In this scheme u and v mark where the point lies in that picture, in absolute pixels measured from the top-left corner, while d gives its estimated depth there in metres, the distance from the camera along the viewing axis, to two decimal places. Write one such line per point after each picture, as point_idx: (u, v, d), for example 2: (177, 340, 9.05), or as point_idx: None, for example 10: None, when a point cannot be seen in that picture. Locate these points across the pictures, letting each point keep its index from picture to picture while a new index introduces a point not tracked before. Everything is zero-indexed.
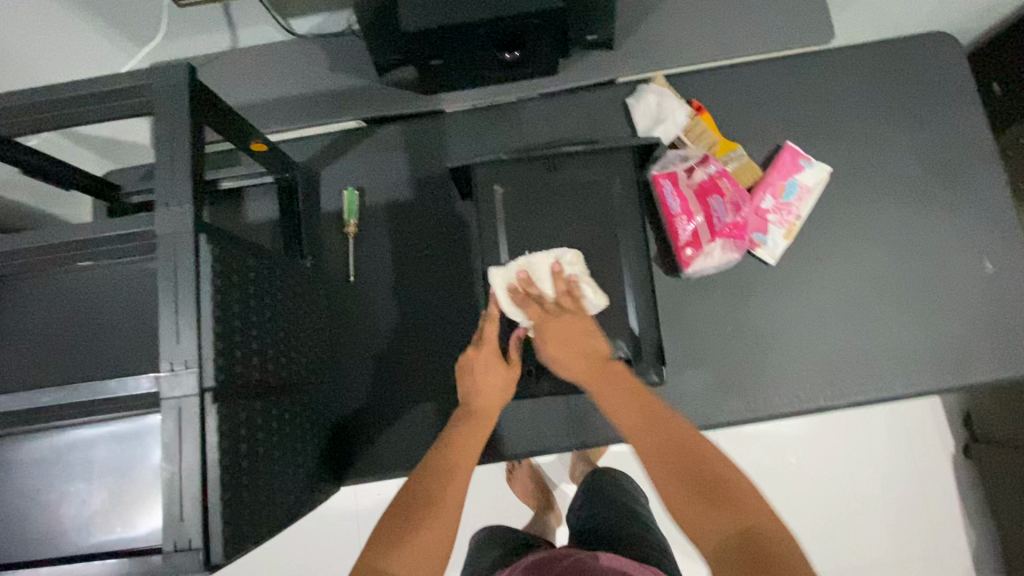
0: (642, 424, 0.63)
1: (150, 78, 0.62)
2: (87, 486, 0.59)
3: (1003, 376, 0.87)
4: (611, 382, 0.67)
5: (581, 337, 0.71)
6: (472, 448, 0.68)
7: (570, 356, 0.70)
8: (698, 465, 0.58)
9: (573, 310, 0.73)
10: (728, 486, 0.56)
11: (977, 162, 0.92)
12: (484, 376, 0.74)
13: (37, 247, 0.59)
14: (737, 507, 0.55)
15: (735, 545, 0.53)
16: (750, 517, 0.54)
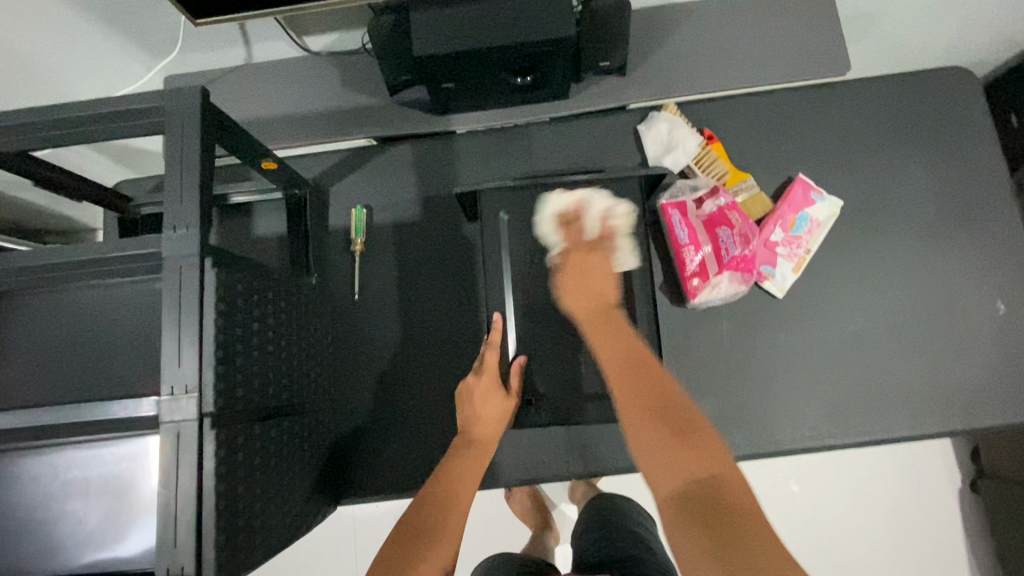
0: (620, 356, 0.61)
1: (164, 99, 0.62)
2: (82, 506, 0.59)
3: (1013, 420, 0.85)
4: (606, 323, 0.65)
5: (598, 271, 0.71)
6: (470, 476, 0.70)
7: (575, 287, 0.70)
8: (671, 406, 0.54)
9: (604, 251, 0.75)
10: (697, 429, 0.52)
11: (992, 200, 0.91)
12: (483, 402, 0.76)
13: (45, 266, 0.59)
14: (697, 449, 0.50)
15: (692, 486, 0.48)
16: (710, 462, 0.49)
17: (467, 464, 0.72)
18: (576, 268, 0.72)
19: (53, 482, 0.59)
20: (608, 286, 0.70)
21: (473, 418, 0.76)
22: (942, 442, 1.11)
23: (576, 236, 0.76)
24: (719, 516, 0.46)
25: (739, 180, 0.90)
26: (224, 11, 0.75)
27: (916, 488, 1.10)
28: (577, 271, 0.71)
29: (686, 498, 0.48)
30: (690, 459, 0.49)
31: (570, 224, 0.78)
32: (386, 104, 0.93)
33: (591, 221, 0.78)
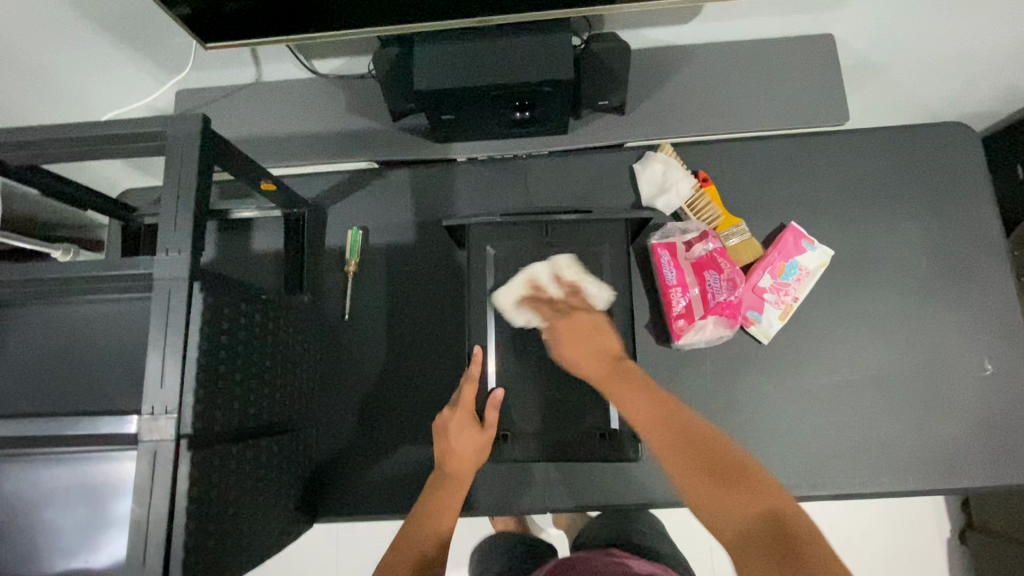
0: (654, 416, 0.63)
1: (165, 125, 0.64)
2: (57, 517, 0.60)
3: (997, 483, 0.84)
4: (626, 379, 0.68)
5: (589, 335, 0.74)
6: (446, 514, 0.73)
7: (587, 355, 0.73)
8: (711, 450, 0.58)
9: (581, 309, 0.78)
10: (745, 470, 0.56)
11: (987, 258, 0.90)
12: (457, 436, 0.78)
13: (42, 281, 0.62)
14: (752, 491, 0.54)
15: (759, 527, 0.52)
16: (767, 500, 0.53)
17: (442, 501, 0.74)
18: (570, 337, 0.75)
19: (32, 492, 0.61)
20: (608, 344, 0.74)
21: (451, 452, 0.77)
22: (934, 496, 1.14)
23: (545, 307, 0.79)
24: (792, 548, 0.50)
25: (733, 225, 0.91)
26: (233, 36, 0.76)
27: (898, 537, 1.13)
28: (577, 341, 0.74)
29: (751, 538, 0.52)
30: (746, 502, 0.54)
31: (531, 298, 0.80)
32: (387, 129, 0.95)
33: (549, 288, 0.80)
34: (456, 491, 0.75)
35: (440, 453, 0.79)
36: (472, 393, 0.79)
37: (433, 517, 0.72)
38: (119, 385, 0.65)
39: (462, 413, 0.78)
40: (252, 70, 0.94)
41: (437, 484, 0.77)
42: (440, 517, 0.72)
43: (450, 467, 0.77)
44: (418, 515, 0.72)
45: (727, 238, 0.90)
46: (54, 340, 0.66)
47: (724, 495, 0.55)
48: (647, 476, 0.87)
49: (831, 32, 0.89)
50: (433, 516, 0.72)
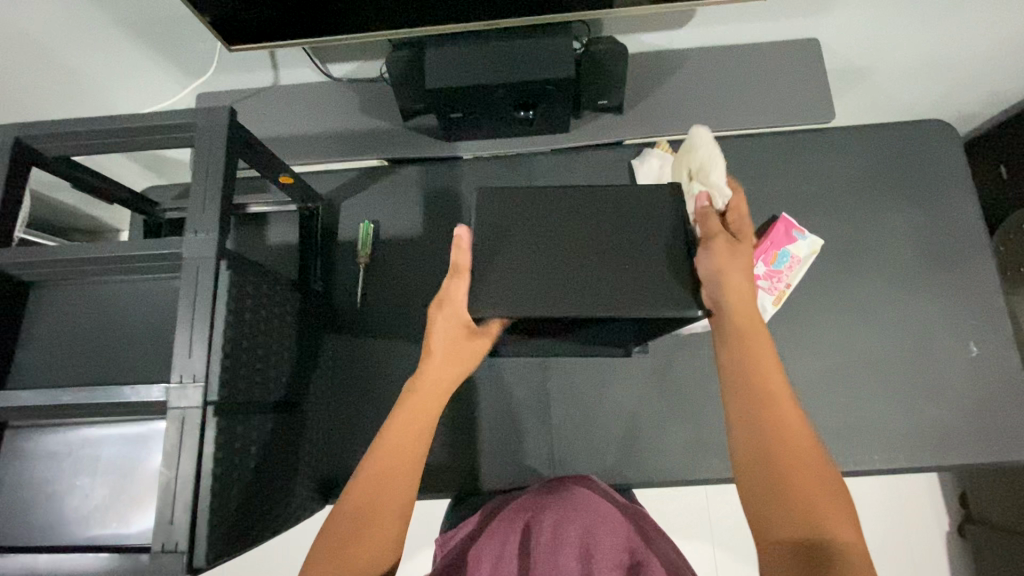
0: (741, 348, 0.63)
1: (196, 117, 0.68)
2: (91, 482, 0.64)
3: (985, 461, 0.87)
4: (754, 337, 0.63)
5: (748, 285, 0.65)
6: (411, 438, 0.64)
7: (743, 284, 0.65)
8: (776, 412, 0.58)
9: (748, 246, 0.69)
10: (799, 450, 0.55)
11: (970, 247, 0.95)
12: (445, 335, 0.69)
13: (82, 260, 0.66)
14: (802, 465, 0.54)
15: (787, 491, 0.53)
16: (819, 479, 0.54)
17: (411, 422, 0.65)
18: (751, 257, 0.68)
19: (69, 459, 0.65)
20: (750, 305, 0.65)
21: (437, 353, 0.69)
22: (926, 486, 1.18)
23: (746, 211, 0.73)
24: (808, 505, 0.52)
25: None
26: (256, 39, 0.82)
27: (894, 525, 1.17)
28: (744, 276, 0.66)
29: (780, 480, 0.54)
30: (793, 467, 0.54)
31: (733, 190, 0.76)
32: (398, 129, 1.00)
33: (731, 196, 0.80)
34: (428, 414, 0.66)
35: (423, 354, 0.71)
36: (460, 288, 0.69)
37: (396, 448, 0.63)
38: (149, 359, 0.68)
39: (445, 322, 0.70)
40: (270, 73, 0.99)
41: (412, 401, 0.66)
42: (399, 454, 0.63)
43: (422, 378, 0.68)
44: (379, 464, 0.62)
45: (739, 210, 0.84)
46: (87, 319, 0.70)
47: (775, 449, 0.56)
48: (648, 455, 0.90)
49: (817, 36, 0.95)
50: (401, 455, 0.63)
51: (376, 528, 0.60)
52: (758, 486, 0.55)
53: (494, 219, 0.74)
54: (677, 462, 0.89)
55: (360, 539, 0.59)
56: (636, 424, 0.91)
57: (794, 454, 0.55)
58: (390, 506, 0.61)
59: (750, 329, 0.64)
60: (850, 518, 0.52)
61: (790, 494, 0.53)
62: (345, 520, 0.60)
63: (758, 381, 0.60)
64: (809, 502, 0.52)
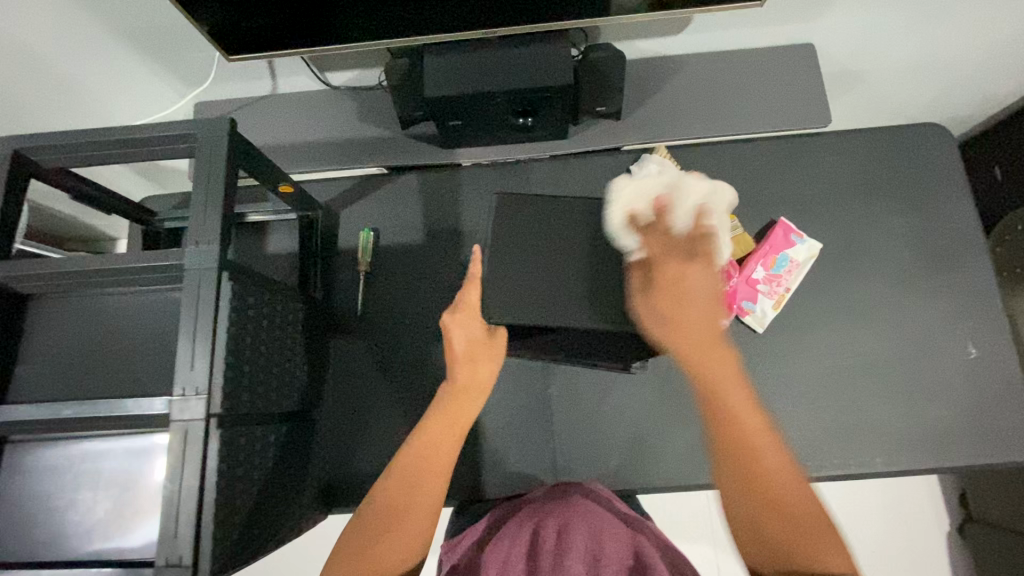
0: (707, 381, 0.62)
1: (195, 127, 0.68)
2: (93, 496, 0.64)
3: (985, 461, 0.88)
4: (714, 367, 0.63)
5: (688, 317, 0.66)
6: (442, 442, 0.71)
7: (676, 322, 0.66)
8: (748, 450, 0.58)
9: (676, 279, 0.68)
10: (774, 486, 0.56)
11: (968, 248, 0.96)
12: (467, 340, 0.78)
13: (82, 272, 0.66)
14: (778, 503, 0.56)
15: (770, 528, 0.56)
16: (794, 513, 0.55)
17: (439, 429, 0.72)
18: (678, 293, 0.67)
19: (70, 473, 0.65)
20: (693, 337, 0.65)
21: (462, 359, 0.77)
22: (928, 485, 1.19)
23: (662, 244, 0.70)
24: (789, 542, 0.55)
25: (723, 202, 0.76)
26: (255, 49, 0.82)
27: (896, 525, 1.17)
28: (681, 309, 0.66)
29: (759, 519, 0.56)
30: (770, 504, 0.56)
31: (649, 229, 0.71)
32: (397, 136, 1.00)
33: (682, 211, 0.72)
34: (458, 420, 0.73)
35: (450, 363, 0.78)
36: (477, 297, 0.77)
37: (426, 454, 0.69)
38: (150, 371, 0.68)
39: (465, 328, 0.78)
40: (268, 81, 0.99)
41: (445, 406, 0.74)
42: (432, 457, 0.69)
43: (459, 378, 0.77)
44: (401, 472, 0.67)
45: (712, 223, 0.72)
46: (87, 331, 0.70)
47: (749, 488, 0.57)
48: (650, 459, 0.90)
49: (813, 41, 0.96)
50: (432, 457, 0.69)
51: (398, 531, 0.64)
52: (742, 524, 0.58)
53: (504, 234, 0.76)
54: (680, 466, 0.90)
55: (382, 543, 0.63)
56: (639, 428, 0.91)
57: (770, 490, 0.56)
58: (414, 509, 0.66)
59: (701, 357, 0.64)
60: (839, 540, 0.55)
61: (773, 533, 0.56)
62: (361, 525, 0.65)
63: (728, 414, 0.59)
64: (787, 539, 0.55)
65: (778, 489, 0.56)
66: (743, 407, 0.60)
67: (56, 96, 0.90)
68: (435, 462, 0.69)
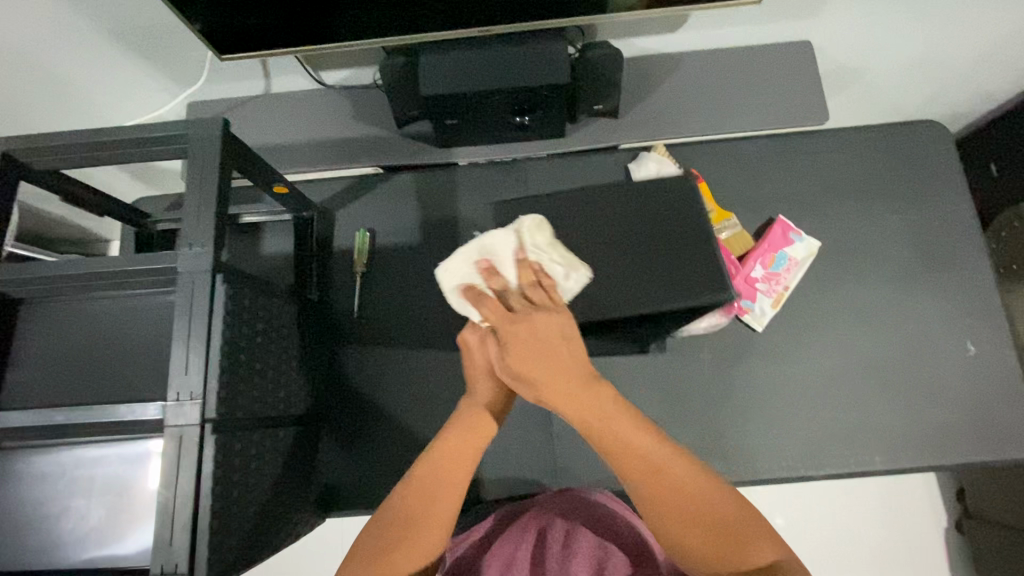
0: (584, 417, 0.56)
1: (187, 128, 0.67)
2: (86, 503, 0.63)
3: (984, 459, 0.88)
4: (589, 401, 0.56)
5: (547, 367, 0.57)
6: (463, 459, 0.65)
7: (540, 375, 0.57)
8: (640, 464, 0.54)
9: (527, 326, 0.59)
10: (678, 489, 0.53)
11: (966, 245, 0.95)
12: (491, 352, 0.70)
13: (73, 276, 0.65)
14: (689, 506, 0.52)
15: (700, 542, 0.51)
16: (710, 513, 0.52)
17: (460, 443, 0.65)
18: (536, 348, 0.58)
19: (62, 480, 0.63)
20: (563, 387, 0.56)
21: (485, 372, 0.70)
22: (926, 482, 1.19)
23: (497, 309, 0.60)
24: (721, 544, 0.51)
25: (540, 233, 0.67)
26: (248, 48, 0.81)
27: (896, 522, 1.17)
28: (536, 365, 0.57)
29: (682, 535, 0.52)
30: (684, 512, 0.52)
31: (477, 297, 0.63)
32: (392, 136, 0.99)
33: (508, 266, 0.64)
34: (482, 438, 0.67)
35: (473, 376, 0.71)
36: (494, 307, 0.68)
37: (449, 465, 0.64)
38: (144, 376, 0.67)
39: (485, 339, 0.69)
40: (262, 81, 0.98)
41: (468, 419, 0.67)
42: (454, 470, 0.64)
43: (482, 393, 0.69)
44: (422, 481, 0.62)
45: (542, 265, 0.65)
46: (79, 335, 0.69)
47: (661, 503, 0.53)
48: None
49: (810, 39, 0.96)
50: (452, 470, 0.63)
51: (414, 541, 0.59)
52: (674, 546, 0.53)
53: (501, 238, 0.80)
54: None
55: (395, 552, 0.58)
56: None
57: (676, 499, 0.53)
58: (431, 518, 0.61)
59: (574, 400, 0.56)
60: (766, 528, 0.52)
61: (699, 542, 0.51)
62: (377, 529, 0.61)
63: (611, 433, 0.56)
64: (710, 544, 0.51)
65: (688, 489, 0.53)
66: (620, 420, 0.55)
67: (45, 97, 0.88)
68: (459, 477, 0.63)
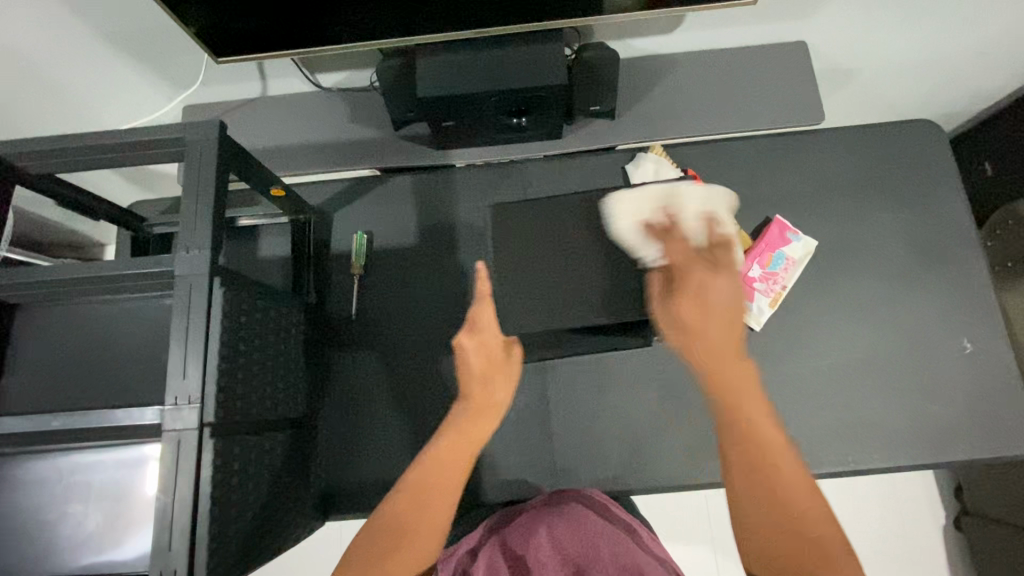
0: (732, 392, 0.67)
1: (184, 131, 0.67)
2: (84, 509, 0.63)
3: (982, 456, 0.88)
4: (738, 390, 0.67)
5: (712, 316, 0.72)
6: (453, 462, 0.70)
7: (705, 324, 0.71)
8: (762, 459, 0.62)
9: (712, 268, 0.74)
10: (790, 495, 0.61)
11: (962, 243, 0.96)
12: (486, 357, 0.79)
13: (69, 280, 0.64)
14: (796, 511, 0.60)
15: (780, 538, 0.60)
16: (805, 522, 0.60)
17: (449, 446, 0.71)
18: (699, 299, 0.73)
19: (58, 486, 0.63)
20: (735, 337, 0.71)
21: (478, 376, 0.77)
22: (925, 479, 1.20)
23: (683, 251, 0.75)
24: (802, 552, 0.59)
25: (726, 216, 0.80)
26: (244, 51, 0.80)
27: (895, 521, 1.18)
28: (705, 314, 0.73)
29: (768, 527, 0.61)
30: (787, 511, 0.61)
31: (671, 238, 0.77)
32: (390, 138, 0.99)
33: (693, 224, 0.78)
34: (471, 441, 0.72)
35: (465, 379, 0.78)
36: (487, 314, 0.80)
37: (439, 469, 0.69)
38: (142, 380, 0.67)
39: (480, 345, 0.80)
40: (258, 83, 0.98)
41: (460, 423, 0.73)
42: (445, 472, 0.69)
43: (473, 395, 0.76)
44: (415, 486, 0.68)
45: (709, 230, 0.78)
46: (76, 340, 0.68)
47: (763, 496, 0.62)
48: (650, 460, 0.89)
49: (806, 39, 0.96)
50: (441, 473, 0.69)
51: (410, 542, 0.65)
52: (756, 532, 0.62)
53: (502, 243, 0.84)
54: (680, 466, 0.89)
55: (398, 552, 0.64)
56: (637, 429, 0.90)
57: (787, 502, 0.61)
58: (426, 521, 0.66)
59: (711, 353, 0.70)
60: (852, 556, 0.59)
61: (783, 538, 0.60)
62: (376, 532, 0.65)
63: (749, 424, 0.64)
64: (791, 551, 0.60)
65: (792, 488, 0.61)
66: (752, 407, 0.66)
67: (39, 99, 0.88)
68: (448, 479, 0.69)
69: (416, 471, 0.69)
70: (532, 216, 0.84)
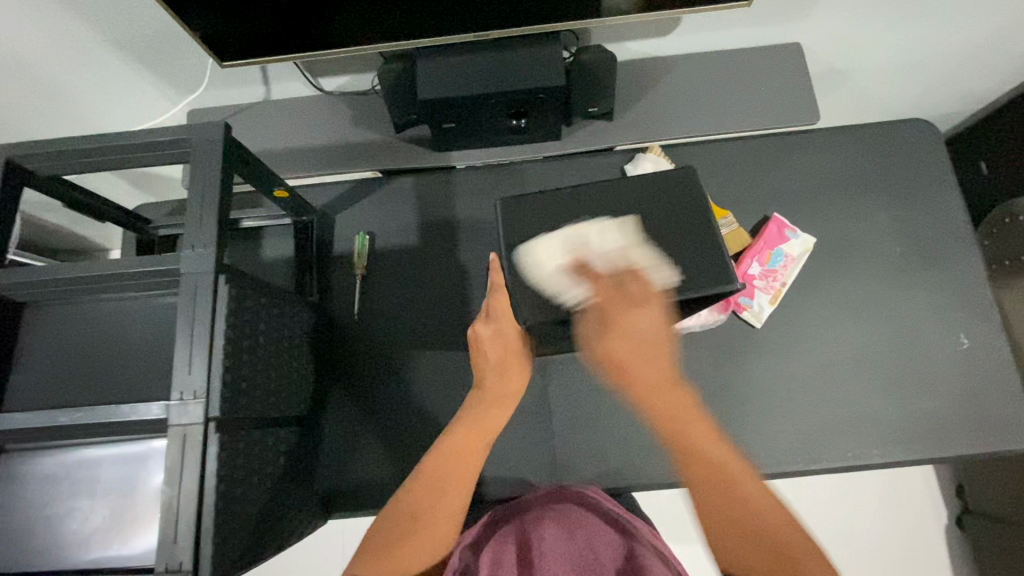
0: (680, 420, 0.70)
1: (190, 132, 0.68)
2: (90, 504, 0.64)
3: (980, 451, 0.89)
4: (687, 419, 0.70)
5: (644, 351, 0.73)
6: (469, 450, 0.73)
7: (635, 356, 0.74)
8: (722, 485, 0.65)
9: (637, 300, 0.73)
10: (751, 509, 0.64)
11: (957, 240, 0.97)
12: (501, 346, 0.80)
13: (76, 279, 0.65)
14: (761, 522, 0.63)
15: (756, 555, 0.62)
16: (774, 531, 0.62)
17: (465, 437, 0.73)
18: (623, 334, 0.73)
19: (64, 481, 0.64)
20: (664, 364, 0.74)
21: (495, 365, 0.79)
22: (926, 477, 1.20)
23: (604, 292, 0.74)
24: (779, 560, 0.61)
25: (637, 232, 0.76)
26: (246, 54, 0.82)
27: (898, 518, 1.18)
28: (630, 347, 0.73)
29: (736, 548, 0.63)
30: (751, 528, 0.63)
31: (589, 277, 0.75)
32: (392, 140, 1.00)
33: (603, 256, 0.76)
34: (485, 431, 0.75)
35: (481, 370, 0.80)
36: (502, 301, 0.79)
37: (457, 456, 0.72)
38: (147, 377, 0.68)
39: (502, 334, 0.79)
40: (262, 88, 1.00)
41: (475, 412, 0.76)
42: (462, 460, 0.72)
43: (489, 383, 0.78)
44: (431, 476, 0.70)
45: (635, 260, 0.75)
46: (81, 338, 0.69)
47: (730, 522, 0.64)
48: (650, 456, 0.90)
49: (799, 41, 0.98)
50: (458, 460, 0.72)
51: (425, 532, 0.67)
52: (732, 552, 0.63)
53: (511, 229, 0.79)
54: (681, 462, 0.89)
55: (409, 542, 0.66)
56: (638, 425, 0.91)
57: (753, 517, 0.63)
58: (441, 510, 0.69)
59: (654, 386, 0.73)
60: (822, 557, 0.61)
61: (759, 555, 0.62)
62: (392, 520, 0.68)
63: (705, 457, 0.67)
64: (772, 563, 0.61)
65: (755, 500, 0.64)
66: (702, 433, 0.69)
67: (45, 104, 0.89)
68: (463, 465, 0.72)
69: (432, 459, 0.72)
70: (538, 205, 0.80)
